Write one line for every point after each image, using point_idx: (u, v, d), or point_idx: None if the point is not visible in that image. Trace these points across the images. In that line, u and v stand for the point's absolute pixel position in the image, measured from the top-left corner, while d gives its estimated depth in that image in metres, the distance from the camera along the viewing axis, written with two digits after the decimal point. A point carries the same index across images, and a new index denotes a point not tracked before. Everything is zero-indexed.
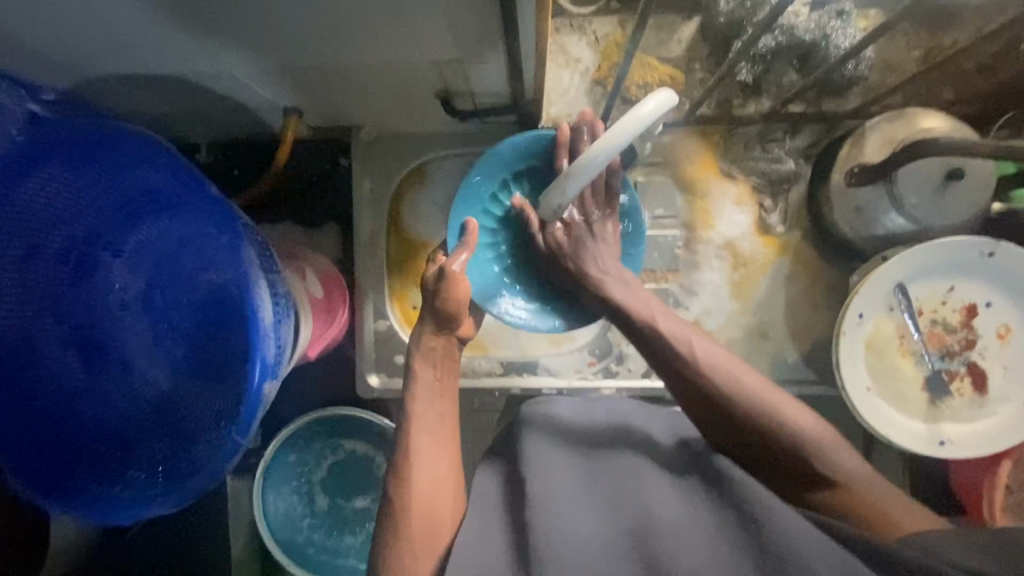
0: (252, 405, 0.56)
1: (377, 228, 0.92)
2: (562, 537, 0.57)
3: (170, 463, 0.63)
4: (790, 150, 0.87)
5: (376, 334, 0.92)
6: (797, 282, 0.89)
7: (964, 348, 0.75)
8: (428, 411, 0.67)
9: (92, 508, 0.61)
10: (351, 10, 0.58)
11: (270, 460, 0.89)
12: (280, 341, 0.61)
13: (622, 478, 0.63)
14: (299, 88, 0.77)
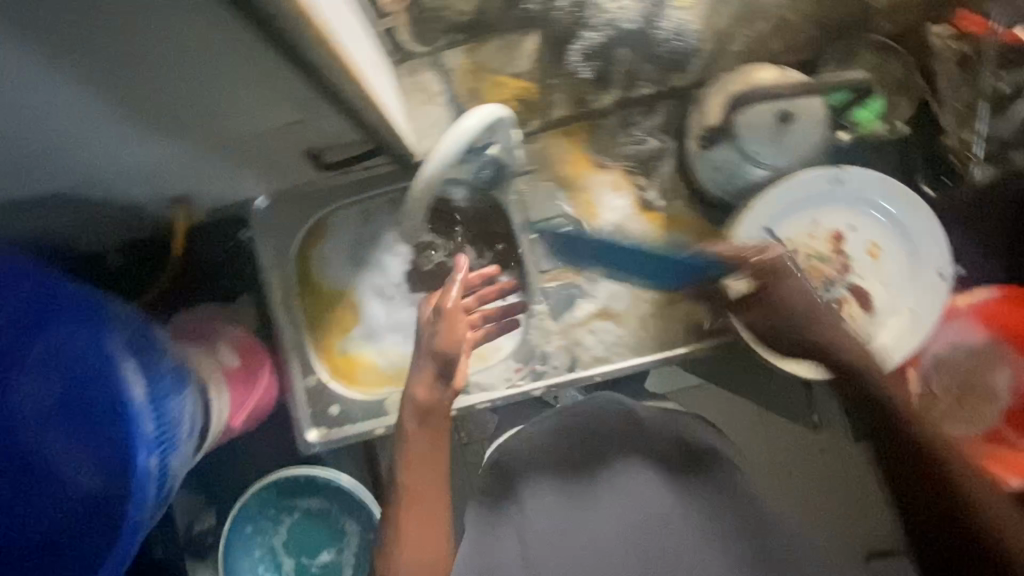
0: (145, 482, 0.59)
1: (289, 290, 0.96)
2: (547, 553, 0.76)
3: None
4: (650, 129, 0.92)
5: (308, 390, 0.94)
6: (689, 248, 0.93)
7: (842, 273, 0.78)
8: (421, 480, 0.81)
9: None
10: (177, 112, 0.62)
11: (227, 537, 0.89)
12: (167, 415, 0.63)
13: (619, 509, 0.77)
14: (174, 181, 0.81)
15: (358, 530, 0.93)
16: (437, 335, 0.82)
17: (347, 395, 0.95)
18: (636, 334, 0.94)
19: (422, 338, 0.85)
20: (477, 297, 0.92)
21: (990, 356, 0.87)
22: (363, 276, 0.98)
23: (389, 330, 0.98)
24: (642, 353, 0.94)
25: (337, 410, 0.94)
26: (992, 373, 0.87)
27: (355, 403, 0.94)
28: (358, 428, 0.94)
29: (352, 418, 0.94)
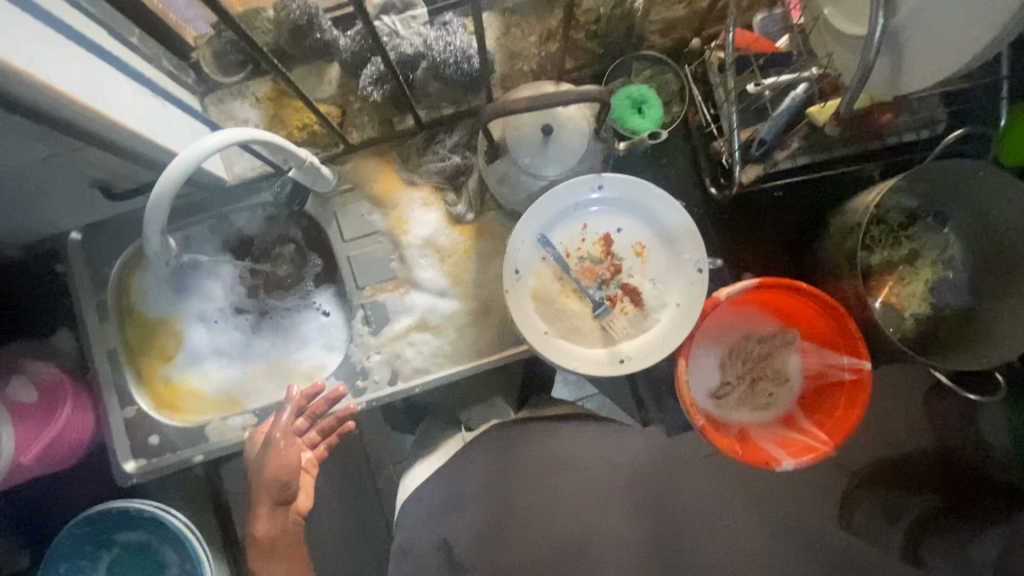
0: None
1: (104, 321, 0.95)
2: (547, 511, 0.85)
3: None
4: (453, 147, 0.97)
5: (126, 421, 0.94)
6: (498, 258, 0.97)
7: (613, 274, 0.83)
8: None
9: None
10: None
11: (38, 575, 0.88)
12: None
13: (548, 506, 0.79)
14: None
15: (178, 558, 0.92)
16: (265, 468, 0.84)
17: (169, 424, 0.94)
18: (453, 345, 0.96)
19: (253, 472, 0.85)
20: (310, 415, 0.91)
21: (775, 339, 0.92)
22: (186, 302, 0.99)
23: (214, 353, 0.99)
24: (461, 362, 0.95)
25: (157, 439, 0.93)
26: (779, 354, 0.93)
27: (176, 433, 0.94)
28: (178, 457, 0.93)
29: (173, 448, 0.93)
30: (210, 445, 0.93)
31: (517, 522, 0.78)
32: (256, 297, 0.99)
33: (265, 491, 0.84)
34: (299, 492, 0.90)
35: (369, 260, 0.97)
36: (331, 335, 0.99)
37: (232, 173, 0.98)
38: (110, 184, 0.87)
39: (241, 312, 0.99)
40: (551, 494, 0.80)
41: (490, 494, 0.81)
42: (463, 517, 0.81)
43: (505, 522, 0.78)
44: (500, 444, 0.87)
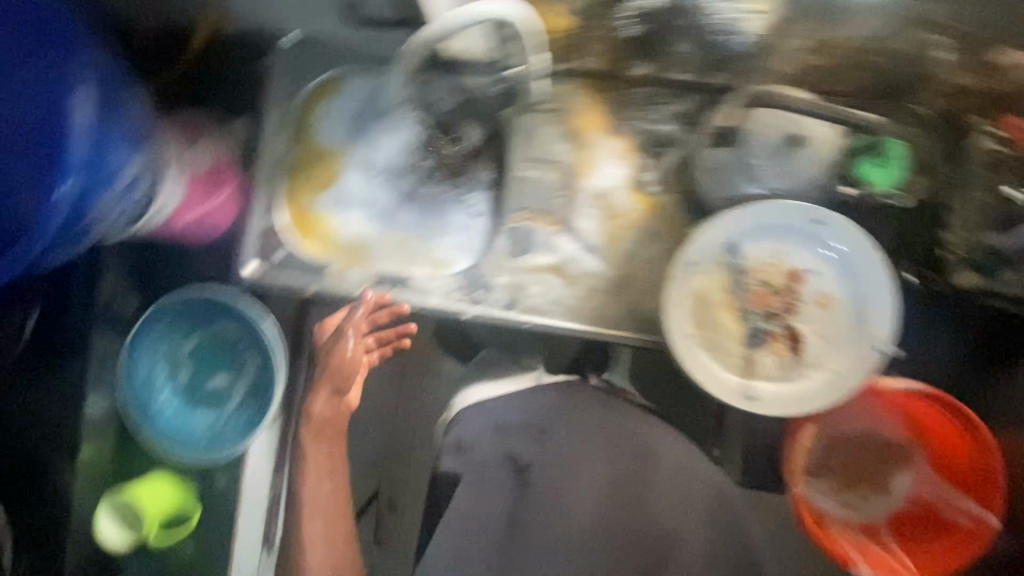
0: (57, 200, 0.66)
1: (282, 130, 0.98)
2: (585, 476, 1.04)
3: None
4: (673, 114, 0.92)
5: (263, 228, 0.97)
6: (661, 241, 0.93)
7: (783, 310, 0.78)
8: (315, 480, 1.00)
9: None
10: None
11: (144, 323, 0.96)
12: (106, 154, 0.70)
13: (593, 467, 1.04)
14: None
15: (258, 367, 0.99)
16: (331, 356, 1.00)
17: (298, 248, 0.97)
18: (579, 301, 0.93)
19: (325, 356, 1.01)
20: (376, 321, 0.99)
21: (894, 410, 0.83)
22: (357, 146, 1.00)
23: (359, 204, 1.00)
24: (579, 321, 0.93)
25: (282, 255, 0.97)
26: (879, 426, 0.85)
27: (301, 259, 0.97)
28: (297, 279, 0.97)
29: (295, 269, 0.97)
30: (329, 284, 0.98)
31: (567, 497, 1.04)
32: (419, 171, 0.99)
33: (328, 378, 1.01)
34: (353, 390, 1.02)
35: (535, 184, 0.96)
36: (469, 238, 0.98)
37: None
38: None
39: (400, 179, 1.00)
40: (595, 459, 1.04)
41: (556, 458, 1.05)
42: (522, 455, 1.05)
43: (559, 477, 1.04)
44: (586, 405, 1.05)
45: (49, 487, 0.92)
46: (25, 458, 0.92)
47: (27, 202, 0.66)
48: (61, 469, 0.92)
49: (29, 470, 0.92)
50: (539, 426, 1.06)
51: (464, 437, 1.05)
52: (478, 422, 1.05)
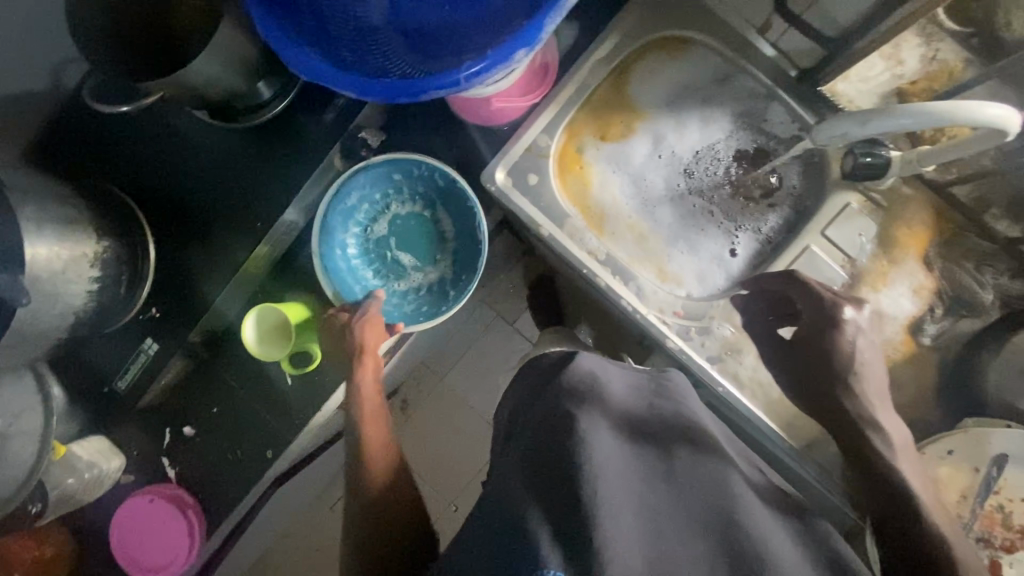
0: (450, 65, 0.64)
1: (609, 61, 0.88)
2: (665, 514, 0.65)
3: (351, 57, 0.65)
4: (997, 286, 0.82)
5: (534, 143, 0.89)
6: (902, 396, 0.83)
7: (1002, 547, 0.73)
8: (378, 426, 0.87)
9: (279, 34, 0.63)
10: None
11: (385, 161, 0.88)
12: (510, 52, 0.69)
13: (669, 503, 0.67)
14: None
15: (447, 273, 0.96)
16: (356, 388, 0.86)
17: (552, 183, 0.89)
18: (782, 397, 0.88)
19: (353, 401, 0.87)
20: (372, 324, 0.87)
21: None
22: (664, 118, 0.90)
23: (628, 173, 0.91)
24: (768, 414, 0.87)
25: (533, 180, 0.89)
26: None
27: (550, 194, 0.89)
28: (531, 210, 0.89)
29: (535, 199, 0.89)
30: (556, 231, 0.89)
31: (678, 492, 0.67)
32: (707, 181, 0.90)
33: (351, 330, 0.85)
34: (365, 340, 0.85)
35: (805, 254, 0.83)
36: (711, 274, 0.90)
37: (833, 84, 0.84)
38: None
39: (681, 175, 0.90)
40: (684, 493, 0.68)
41: (681, 457, 0.71)
42: (644, 458, 0.71)
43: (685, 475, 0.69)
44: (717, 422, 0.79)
45: (218, 258, 0.90)
46: (212, 218, 0.90)
47: (434, 54, 0.66)
48: (236, 248, 0.90)
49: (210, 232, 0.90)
50: (663, 426, 0.75)
51: (560, 400, 0.73)
52: (600, 406, 0.74)
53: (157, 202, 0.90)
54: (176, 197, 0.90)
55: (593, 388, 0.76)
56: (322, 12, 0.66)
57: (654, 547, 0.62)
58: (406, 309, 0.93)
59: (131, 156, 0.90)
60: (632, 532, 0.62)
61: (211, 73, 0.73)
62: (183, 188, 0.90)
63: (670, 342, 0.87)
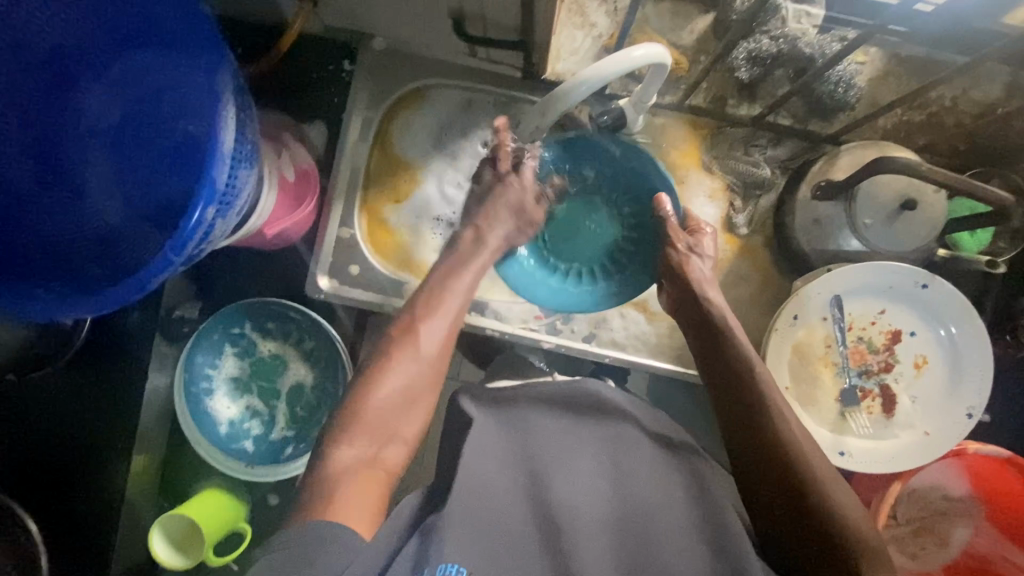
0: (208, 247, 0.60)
1: (364, 140, 0.93)
2: (570, 498, 0.68)
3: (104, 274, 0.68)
4: (769, 158, 0.91)
5: (339, 239, 0.92)
6: (750, 284, 0.91)
7: (881, 370, 0.79)
8: (398, 384, 0.71)
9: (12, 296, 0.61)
10: None
11: (256, 304, 0.90)
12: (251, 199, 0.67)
13: (575, 475, 0.71)
14: None
15: (301, 422, 0.91)
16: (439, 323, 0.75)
17: (372, 262, 0.92)
18: (662, 339, 0.93)
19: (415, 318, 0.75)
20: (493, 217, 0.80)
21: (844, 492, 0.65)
22: (438, 159, 0.94)
23: (436, 216, 0.94)
24: (658, 359, 0.92)
25: (356, 270, 0.92)
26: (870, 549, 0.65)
27: (376, 273, 0.92)
28: (369, 296, 0.92)
29: (368, 285, 0.92)
30: (402, 302, 0.92)
31: (574, 471, 0.71)
32: None
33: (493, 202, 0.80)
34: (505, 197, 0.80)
35: None
36: None
37: (553, 68, 0.92)
38: (464, 23, 0.82)
39: None
40: (590, 464, 0.72)
41: (572, 443, 0.73)
42: (533, 455, 0.72)
43: (556, 458, 0.71)
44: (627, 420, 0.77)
45: (101, 492, 0.88)
46: (82, 458, 0.88)
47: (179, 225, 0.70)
48: (112, 472, 0.88)
49: (80, 471, 0.88)
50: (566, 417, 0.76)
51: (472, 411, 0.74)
52: (508, 417, 0.75)
53: (17, 473, 0.88)
54: (35, 457, 0.88)
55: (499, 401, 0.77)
56: (55, 249, 0.68)
57: (536, 529, 0.67)
58: (254, 457, 0.89)
59: None
60: (514, 513, 0.68)
61: None
62: (37, 446, 0.88)
63: (545, 343, 0.92)
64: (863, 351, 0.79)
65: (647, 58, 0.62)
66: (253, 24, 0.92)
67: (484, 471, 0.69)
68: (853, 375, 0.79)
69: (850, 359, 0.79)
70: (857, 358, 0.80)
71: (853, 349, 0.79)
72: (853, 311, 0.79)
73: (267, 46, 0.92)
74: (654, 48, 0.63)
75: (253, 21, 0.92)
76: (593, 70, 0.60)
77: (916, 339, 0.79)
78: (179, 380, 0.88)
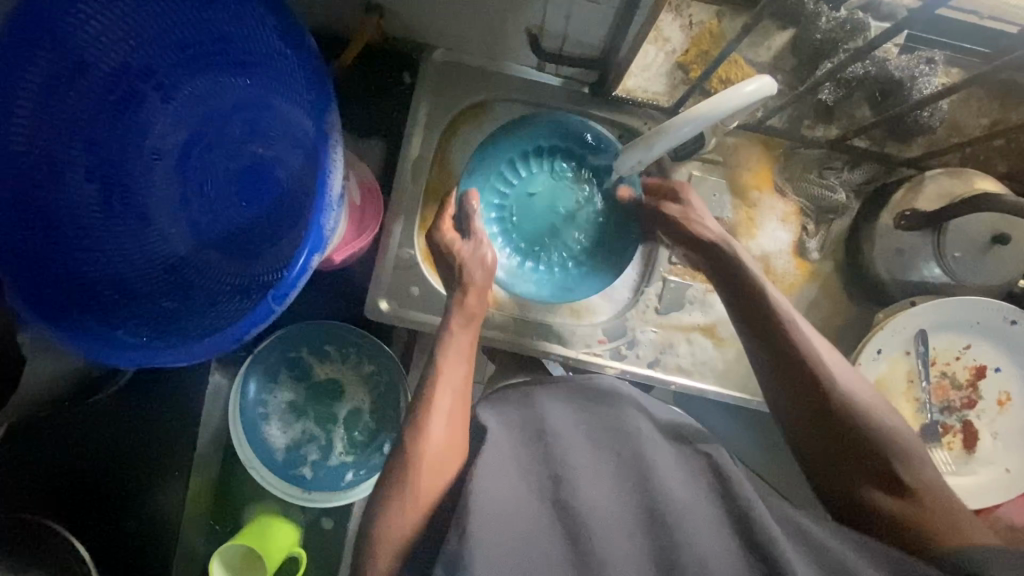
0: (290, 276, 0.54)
1: (425, 155, 0.88)
2: (582, 491, 0.62)
3: (178, 308, 0.64)
4: (845, 182, 0.88)
5: (398, 259, 0.88)
6: (820, 311, 0.89)
7: (963, 407, 0.78)
8: (437, 424, 0.66)
9: (97, 343, 0.58)
10: None
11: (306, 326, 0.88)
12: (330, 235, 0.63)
13: (591, 468, 0.65)
14: None
15: (360, 449, 0.89)
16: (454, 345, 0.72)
17: (431, 283, 0.88)
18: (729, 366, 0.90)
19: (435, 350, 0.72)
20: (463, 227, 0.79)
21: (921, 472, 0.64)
22: None
23: None
24: (724, 386, 0.90)
25: (416, 292, 0.88)
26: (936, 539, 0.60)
27: (435, 294, 0.89)
28: (430, 319, 0.88)
29: (428, 307, 0.88)
30: None
31: (587, 467, 0.65)
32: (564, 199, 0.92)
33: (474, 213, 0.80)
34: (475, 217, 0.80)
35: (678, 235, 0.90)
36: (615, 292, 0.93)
37: (624, 84, 0.89)
38: (543, 39, 0.78)
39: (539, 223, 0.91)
40: (602, 461, 0.66)
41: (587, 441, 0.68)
42: (547, 456, 0.66)
43: (579, 458, 0.65)
44: (624, 410, 0.73)
45: (158, 516, 0.86)
46: (135, 482, 0.86)
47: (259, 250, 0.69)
48: (168, 496, 0.86)
49: (133, 489, 0.85)
50: (578, 417, 0.72)
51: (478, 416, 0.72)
52: (519, 415, 0.72)
53: (63, 496, 0.85)
54: (85, 482, 0.85)
55: (513, 398, 0.74)
56: (129, 284, 0.64)
57: (556, 534, 0.60)
58: (315, 484, 0.87)
59: (11, 469, 0.84)
60: (530, 516, 0.61)
61: (50, 365, 0.70)
62: (86, 471, 0.85)
63: (610, 370, 0.89)
64: (947, 388, 0.78)
65: (761, 91, 0.60)
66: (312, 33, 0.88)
67: (501, 472, 0.63)
68: (935, 412, 0.78)
69: (931, 394, 0.78)
70: (940, 395, 0.78)
71: (936, 384, 0.78)
72: (937, 346, 0.78)
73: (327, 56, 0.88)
74: (768, 83, 0.61)
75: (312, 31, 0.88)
76: (710, 104, 0.58)
77: (998, 377, 0.78)
78: (240, 405, 0.86)
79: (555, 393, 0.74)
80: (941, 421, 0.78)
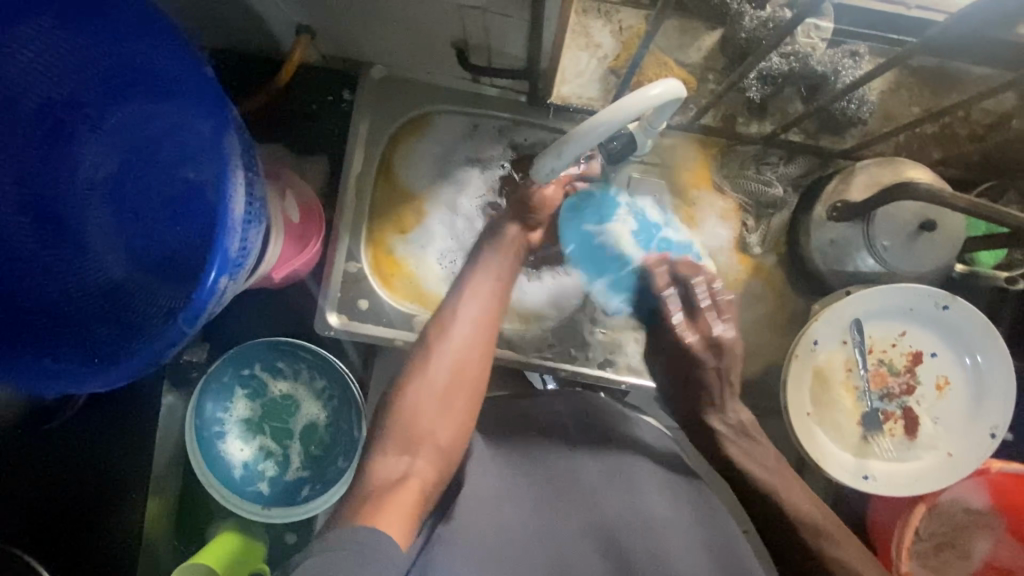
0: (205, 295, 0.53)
1: (366, 170, 0.90)
2: (567, 512, 0.67)
3: (109, 335, 0.64)
4: (781, 176, 0.89)
5: (345, 274, 0.89)
6: (764, 304, 0.90)
7: (903, 393, 0.79)
8: (434, 373, 0.72)
9: (29, 375, 0.60)
10: None
11: (263, 345, 0.88)
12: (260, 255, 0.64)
13: (578, 490, 0.69)
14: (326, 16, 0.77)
15: (318, 463, 0.90)
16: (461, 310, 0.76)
17: (380, 295, 0.90)
18: None
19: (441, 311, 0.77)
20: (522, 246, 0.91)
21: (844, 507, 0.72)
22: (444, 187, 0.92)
23: (445, 246, 0.91)
24: None
25: (365, 305, 0.90)
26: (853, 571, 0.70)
27: (384, 306, 0.90)
28: (380, 330, 0.90)
29: (377, 319, 0.90)
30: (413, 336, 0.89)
31: (576, 488, 0.69)
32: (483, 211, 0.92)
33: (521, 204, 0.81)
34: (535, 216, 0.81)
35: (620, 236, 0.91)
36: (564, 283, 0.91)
37: (558, 91, 0.90)
38: (469, 52, 0.80)
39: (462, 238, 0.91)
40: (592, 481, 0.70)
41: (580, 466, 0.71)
42: (539, 477, 0.70)
43: (569, 478, 0.70)
44: (626, 443, 0.75)
45: (118, 537, 0.87)
46: (94, 505, 0.87)
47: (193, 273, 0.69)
48: (128, 517, 0.87)
49: (93, 513, 0.87)
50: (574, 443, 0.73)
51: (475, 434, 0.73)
52: (514, 433, 0.75)
53: (25, 520, 0.86)
54: (44, 508, 0.86)
55: (509, 415, 0.76)
56: (61, 311, 0.65)
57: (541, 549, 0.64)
58: (274, 500, 0.88)
59: None
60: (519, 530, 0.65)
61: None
62: (45, 497, 0.86)
63: (560, 373, 0.90)
64: (887, 375, 0.79)
65: (668, 96, 0.62)
66: (249, 56, 0.90)
67: (493, 490, 0.67)
68: (876, 400, 0.79)
69: (870, 381, 0.79)
70: (881, 382, 0.79)
71: (875, 372, 0.79)
72: (875, 334, 0.78)
73: (265, 78, 0.90)
74: (676, 87, 0.62)
75: (250, 54, 0.90)
76: (615, 109, 0.59)
77: (937, 363, 0.79)
78: (196, 426, 0.87)
79: (551, 409, 0.76)
80: (884, 410, 0.79)
